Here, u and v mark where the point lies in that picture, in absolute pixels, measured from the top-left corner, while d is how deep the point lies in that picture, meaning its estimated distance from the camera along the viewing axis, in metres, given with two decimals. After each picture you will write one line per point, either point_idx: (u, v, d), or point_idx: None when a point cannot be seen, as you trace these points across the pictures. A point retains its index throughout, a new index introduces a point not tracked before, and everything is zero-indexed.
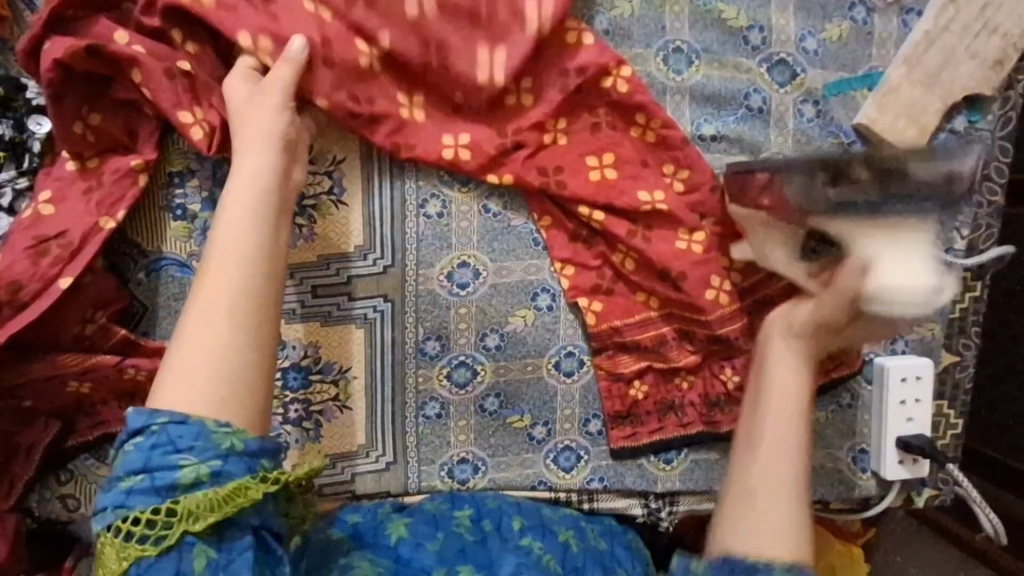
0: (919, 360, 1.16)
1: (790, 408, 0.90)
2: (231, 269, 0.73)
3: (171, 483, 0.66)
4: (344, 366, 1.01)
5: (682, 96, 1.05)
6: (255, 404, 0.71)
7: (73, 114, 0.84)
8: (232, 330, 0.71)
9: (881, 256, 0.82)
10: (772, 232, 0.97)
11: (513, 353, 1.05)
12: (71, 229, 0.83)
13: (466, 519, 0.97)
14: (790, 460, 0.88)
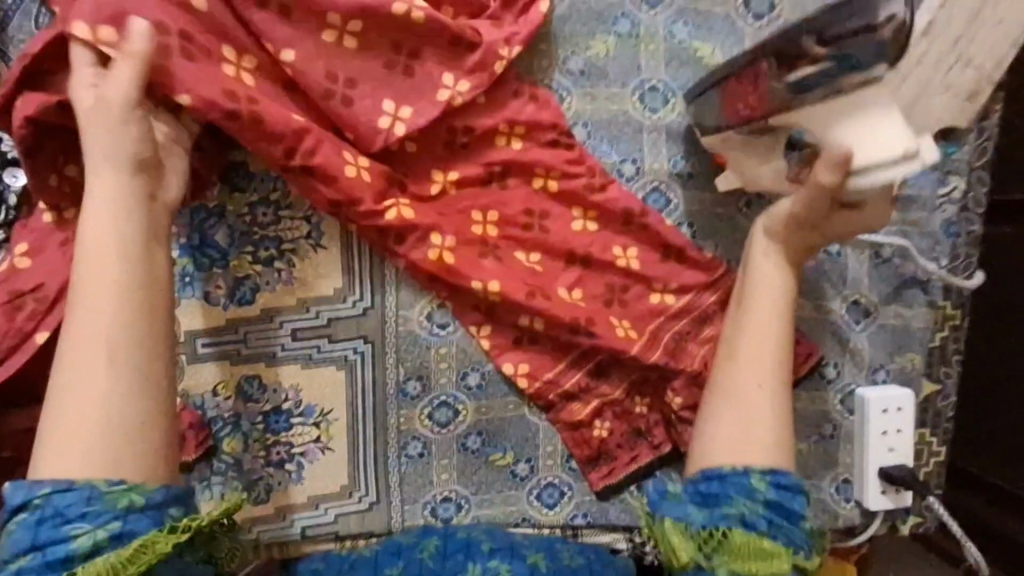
0: (900, 391, 1.16)
1: (770, 315, 0.92)
2: (100, 320, 0.72)
3: (65, 556, 0.68)
4: (325, 408, 1.01)
5: (658, 134, 1.06)
6: (158, 445, 0.73)
7: (49, 166, 0.83)
8: (112, 387, 0.71)
9: (848, 130, 0.80)
10: (749, 149, 0.96)
11: (494, 393, 1.05)
12: (47, 282, 0.83)
13: (432, 548, 0.95)
14: (770, 366, 0.91)
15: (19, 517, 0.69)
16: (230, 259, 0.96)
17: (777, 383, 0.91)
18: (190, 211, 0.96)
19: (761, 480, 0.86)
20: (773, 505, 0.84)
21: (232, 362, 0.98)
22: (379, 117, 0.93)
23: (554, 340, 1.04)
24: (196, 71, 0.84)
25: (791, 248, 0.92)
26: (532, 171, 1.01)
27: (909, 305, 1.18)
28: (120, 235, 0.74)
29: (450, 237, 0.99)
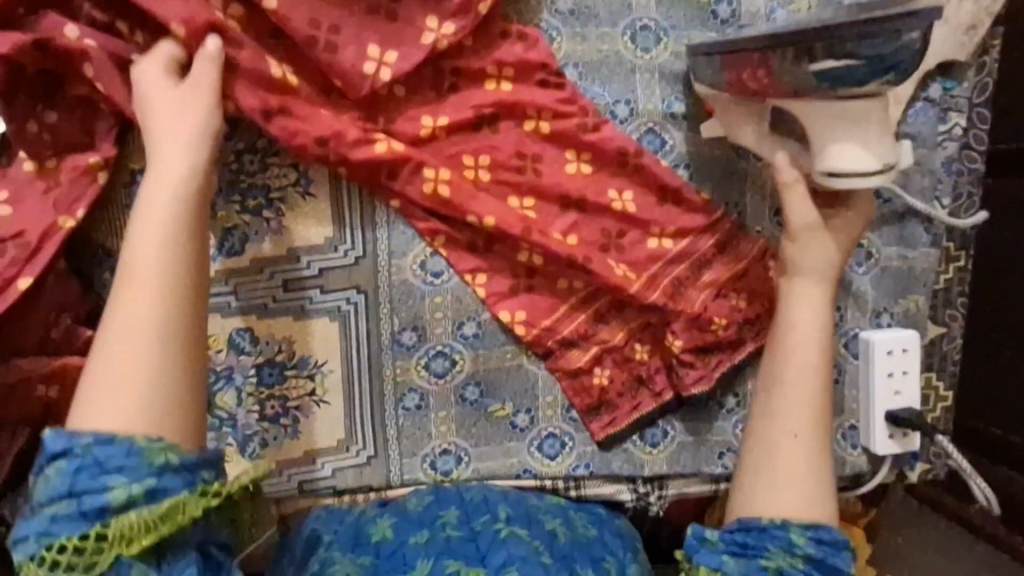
0: (906, 333, 1.14)
1: (807, 361, 0.88)
2: (144, 295, 0.72)
3: (99, 507, 0.66)
4: (320, 360, 0.99)
5: (651, 74, 1.03)
6: (192, 421, 0.72)
7: (27, 113, 0.82)
8: (162, 349, 0.72)
9: (837, 133, 0.78)
10: (742, 106, 0.95)
11: (494, 342, 1.03)
12: (28, 230, 0.81)
13: (452, 518, 0.94)
14: (811, 414, 0.88)
15: (55, 466, 0.67)
16: (217, 210, 0.95)
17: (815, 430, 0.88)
18: None
19: (802, 538, 0.83)
20: (814, 561, 0.82)
21: (224, 315, 0.97)
22: (365, 64, 0.91)
23: (551, 285, 1.03)
24: (184, 21, 0.83)
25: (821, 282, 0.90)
26: (521, 115, 0.99)
27: (912, 246, 1.15)
28: (180, 200, 0.76)
29: (443, 171, 0.97)
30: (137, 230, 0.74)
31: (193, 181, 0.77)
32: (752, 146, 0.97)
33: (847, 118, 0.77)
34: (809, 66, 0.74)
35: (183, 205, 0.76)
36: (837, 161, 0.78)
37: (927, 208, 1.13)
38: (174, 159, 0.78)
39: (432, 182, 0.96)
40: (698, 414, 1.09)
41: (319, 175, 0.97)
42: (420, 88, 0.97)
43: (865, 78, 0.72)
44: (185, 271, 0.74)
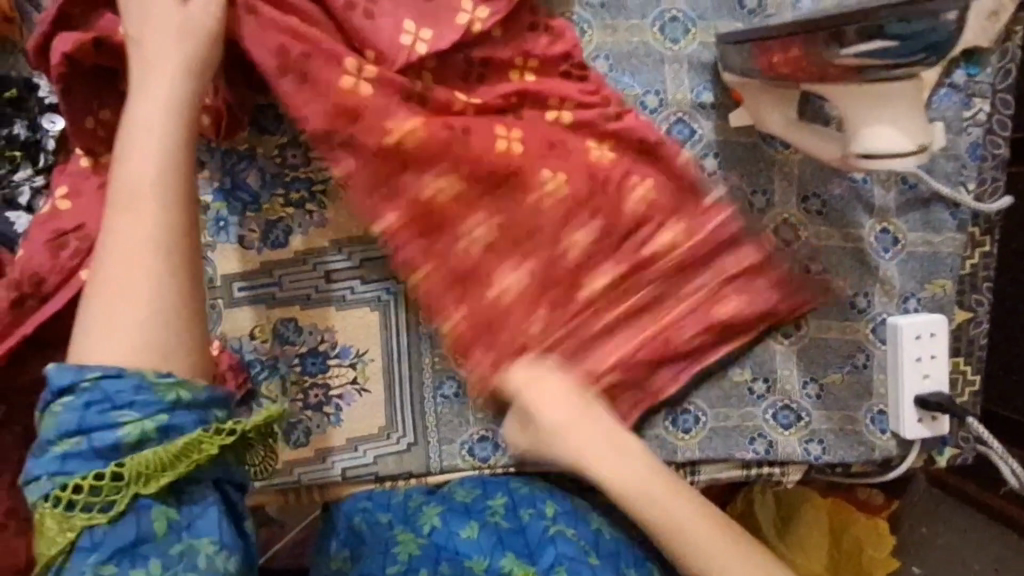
0: (933, 317, 1.15)
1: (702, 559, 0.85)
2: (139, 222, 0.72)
3: (112, 443, 0.64)
4: (361, 349, 1.02)
5: (679, 65, 1.06)
6: (195, 344, 0.71)
7: (85, 109, 0.85)
8: (163, 277, 0.70)
9: (872, 114, 0.79)
10: (768, 93, 0.98)
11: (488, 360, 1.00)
12: (88, 222, 0.83)
13: (500, 508, 0.96)
14: (687, 528, 0.85)
15: (61, 402, 0.64)
16: (261, 202, 0.98)
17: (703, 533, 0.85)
18: (221, 153, 0.98)
19: None
20: None
21: (268, 305, 0.99)
22: (401, 37, 0.94)
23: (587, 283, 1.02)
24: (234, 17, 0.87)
25: (584, 417, 0.92)
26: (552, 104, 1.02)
27: (937, 231, 1.16)
28: (174, 129, 0.76)
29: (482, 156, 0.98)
30: (129, 162, 0.74)
31: (183, 115, 0.78)
32: (780, 133, 0.98)
33: (876, 99, 0.79)
34: (840, 50, 0.76)
35: (175, 140, 0.76)
36: (866, 142, 0.81)
37: (953, 191, 1.13)
38: (165, 90, 0.78)
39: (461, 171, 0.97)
40: (727, 396, 1.15)
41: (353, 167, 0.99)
42: (452, 81, 0.99)
43: (903, 55, 0.73)
44: (173, 198, 0.73)
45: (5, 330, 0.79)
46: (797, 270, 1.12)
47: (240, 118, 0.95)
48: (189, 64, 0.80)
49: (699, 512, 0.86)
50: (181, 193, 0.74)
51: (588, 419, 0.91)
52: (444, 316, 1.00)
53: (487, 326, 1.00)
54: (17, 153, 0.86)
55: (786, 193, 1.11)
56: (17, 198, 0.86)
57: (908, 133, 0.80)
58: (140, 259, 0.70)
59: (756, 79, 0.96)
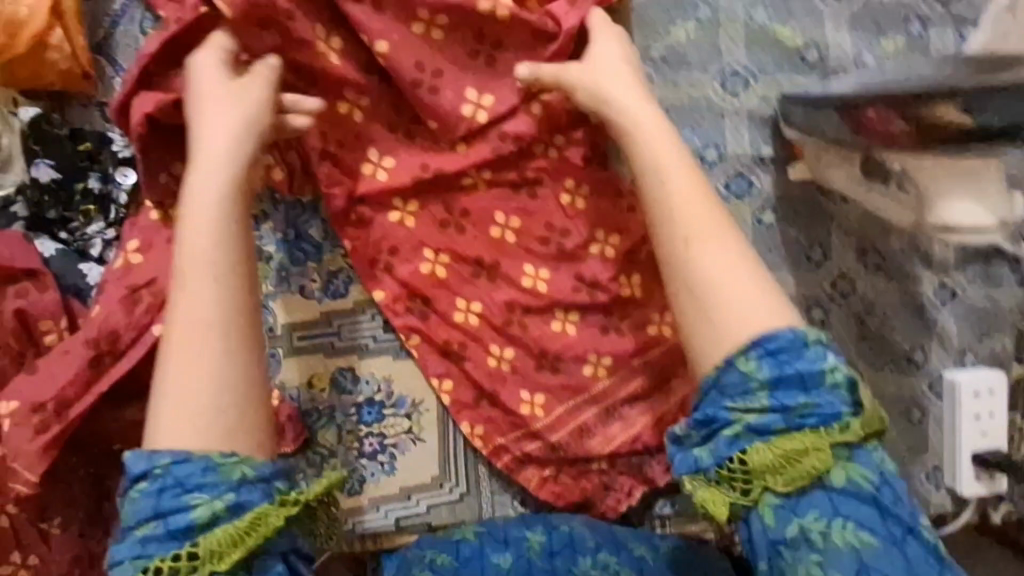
0: (991, 373, 1.12)
1: (682, 185, 0.79)
2: (199, 299, 0.71)
3: (186, 526, 0.65)
4: (417, 400, 1.02)
5: (740, 119, 1.05)
6: (258, 419, 0.70)
7: (159, 165, 0.86)
8: (226, 355, 0.70)
9: (951, 187, 0.80)
10: (828, 155, 0.98)
11: (525, 410, 0.98)
12: (161, 276, 0.84)
13: (536, 542, 0.95)
14: (675, 199, 0.78)
15: (138, 488, 0.65)
16: (323, 253, 0.99)
17: (700, 207, 0.77)
18: (286, 205, 0.99)
19: (750, 363, 0.69)
20: (773, 385, 0.68)
21: (327, 355, 1.00)
22: (462, 106, 0.96)
23: (644, 332, 1.00)
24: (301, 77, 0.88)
25: (615, 77, 0.87)
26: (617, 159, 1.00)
27: (998, 285, 1.14)
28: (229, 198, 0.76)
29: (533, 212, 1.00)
30: (190, 233, 0.73)
31: (240, 180, 0.77)
32: (845, 192, 0.98)
33: (960, 174, 0.79)
34: (914, 124, 0.76)
35: (227, 204, 0.75)
36: (949, 215, 0.80)
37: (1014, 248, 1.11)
38: (221, 161, 0.77)
39: (526, 222, 1.00)
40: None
41: (411, 219, 0.98)
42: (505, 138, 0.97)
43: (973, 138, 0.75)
44: (233, 272, 0.73)
45: (81, 387, 0.80)
46: None
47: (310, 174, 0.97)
48: (246, 134, 0.79)
49: (738, 267, 0.75)
50: (241, 265, 0.74)
51: (622, 63, 0.88)
52: (499, 362, 0.99)
53: (546, 375, 0.99)
54: (91, 206, 0.87)
55: (845, 248, 1.12)
56: (89, 250, 0.87)
57: (989, 208, 0.81)
58: (203, 338, 0.70)
59: (820, 142, 0.96)
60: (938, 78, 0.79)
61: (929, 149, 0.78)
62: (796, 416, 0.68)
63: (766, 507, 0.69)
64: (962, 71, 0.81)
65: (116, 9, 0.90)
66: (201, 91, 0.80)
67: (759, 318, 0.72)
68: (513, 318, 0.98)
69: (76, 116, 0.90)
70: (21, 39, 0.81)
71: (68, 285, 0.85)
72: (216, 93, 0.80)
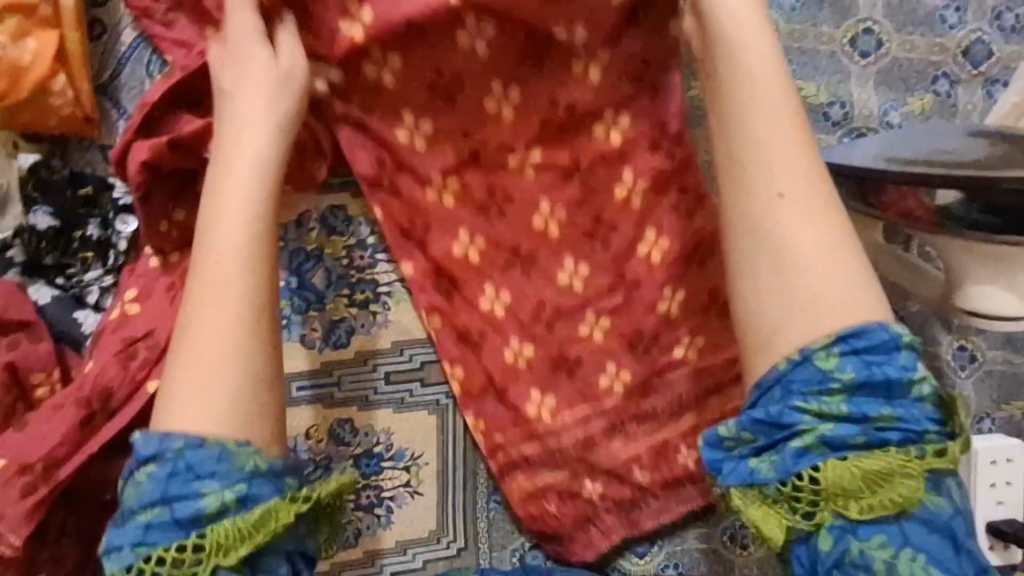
0: (1010, 442, 1.09)
1: (783, 138, 0.71)
2: (226, 282, 0.70)
3: (194, 514, 0.63)
4: (416, 452, 0.99)
5: None
6: (273, 412, 0.70)
7: (160, 212, 0.84)
8: (250, 341, 0.70)
9: (977, 273, 0.75)
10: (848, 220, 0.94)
11: (533, 412, 0.93)
12: (158, 329, 0.82)
13: None
14: (775, 152, 0.70)
15: (147, 469, 0.65)
16: (326, 301, 0.96)
17: (798, 171, 0.70)
18: (289, 251, 0.95)
19: (829, 353, 0.64)
20: (854, 388, 0.63)
21: (326, 405, 0.97)
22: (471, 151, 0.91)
23: (664, 356, 0.94)
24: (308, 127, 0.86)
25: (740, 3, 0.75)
26: (642, 203, 0.93)
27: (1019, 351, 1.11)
28: (261, 182, 0.75)
29: None
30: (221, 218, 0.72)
31: (272, 168, 0.76)
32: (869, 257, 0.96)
33: (987, 261, 0.73)
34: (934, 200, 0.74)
35: (262, 189, 0.74)
36: (976, 301, 0.76)
37: None
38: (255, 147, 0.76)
39: (530, 279, 0.93)
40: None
41: (449, 198, 0.93)
42: None
43: (1005, 224, 0.72)
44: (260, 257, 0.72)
45: (73, 445, 0.79)
46: None
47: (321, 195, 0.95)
48: (280, 127, 0.78)
49: (833, 248, 0.68)
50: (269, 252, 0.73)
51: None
52: (517, 358, 0.93)
53: (561, 378, 0.93)
54: (89, 253, 0.86)
55: None
56: (85, 297, 0.86)
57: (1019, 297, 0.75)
58: (227, 323, 0.69)
59: None
60: (966, 159, 0.76)
61: (954, 233, 0.73)
62: (877, 427, 0.64)
63: (826, 532, 0.64)
64: (991, 153, 0.77)
65: (122, 50, 0.88)
66: (238, 77, 0.79)
67: (854, 309, 0.66)
68: (513, 381, 0.93)
69: (77, 159, 0.88)
70: (23, 85, 0.79)
71: (59, 333, 0.84)
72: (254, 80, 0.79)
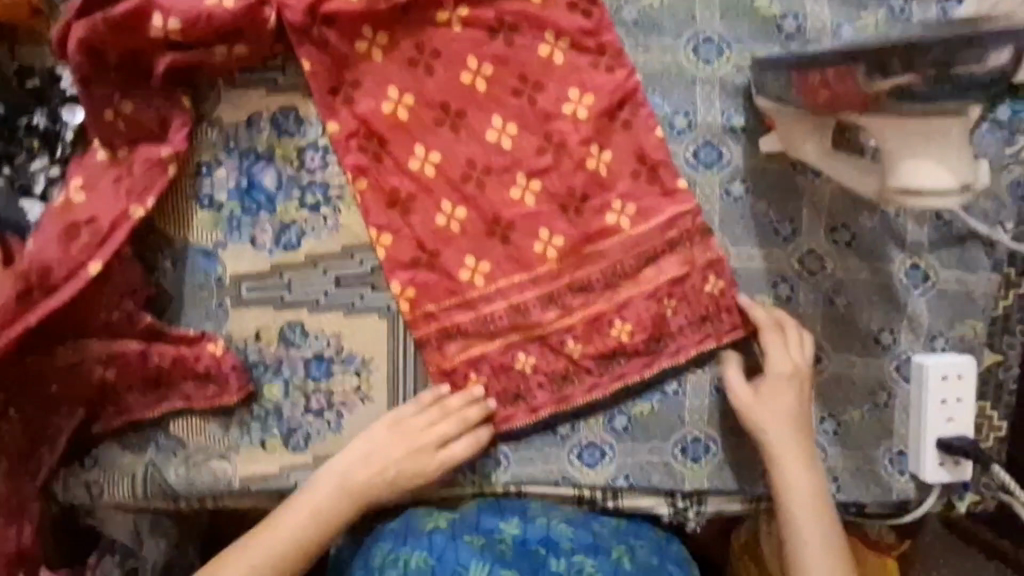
0: (962, 358, 1.10)
1: (786, 441, 0.97)
2: (329, 488, 0.93)
3: None
4: (366, 358, 1.00)
5: (711, 87, 1.03)
6: None
7: (104, 100, 0.87)
8: (303, 529, 0.91)
9: (913, 147, 0.75)
10: (804, 124, 0.93)
11: (466, 275, 0.99)
12: (100, 216, 0.85)
13: (509, 537, 0.99)
14: (783, 458, 0.97)
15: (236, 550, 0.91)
16: (276, 204, 0.96)
17: (810, 491, 0.96)
18: (239, 152, 0.96)
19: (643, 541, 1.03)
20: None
21: (277, 308, 0.98)
22: (416, 58, 0.97)
23: (596, 222, 1.00)
24: (253, 18, 0.90)
25: (778, 420, 0.97)
26: (575, 93, 0.99)
27: (971, 269, 1.10)
28: (380, 460, 0.94)
29: (483, 170, 0.98)
30: (349, 458, 0.95)
31: (354, 488, 0.94)
32: (814, 162, 0.94)
33: (920, 135, 0.73)
34: (881, 81, 0.72)
35: (341, 500, 0.93)
36: (910, 178, 0.75)
37: (989, 230, 1.08)
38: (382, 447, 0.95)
39: (468, 162, 0.98)
40: None
41: (378, 53, 0.96)
42: (473, 48, 0.98)
43: (944, 96, 0.70)
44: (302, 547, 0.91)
45: (9, 319, 0.81)
46: (819, 302, 1.09)
47: (274, 92, 0.96)
48: (416, 451, 0.95)
49: (817, 504, 0.95)
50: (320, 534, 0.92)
51: (790, 372, 0.99)
52: (449, 221, 0.98)
53: (494, 243, 0.99)
54: (36, 142, 0.87)
55: (814, 224, 1.07)
56: (32, 187, 0.87)
57: (953, 170, 0.74)
58: (308, 524, 0.92)
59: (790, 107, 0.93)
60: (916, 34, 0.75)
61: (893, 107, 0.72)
62: None
63: None
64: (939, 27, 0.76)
65: None
66: (391, 420, 0.97)
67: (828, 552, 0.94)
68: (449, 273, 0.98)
69: (25, 51, 0.90)
70: None
71: (5, 220, 0.85)
72: (399, 424, 0.96)
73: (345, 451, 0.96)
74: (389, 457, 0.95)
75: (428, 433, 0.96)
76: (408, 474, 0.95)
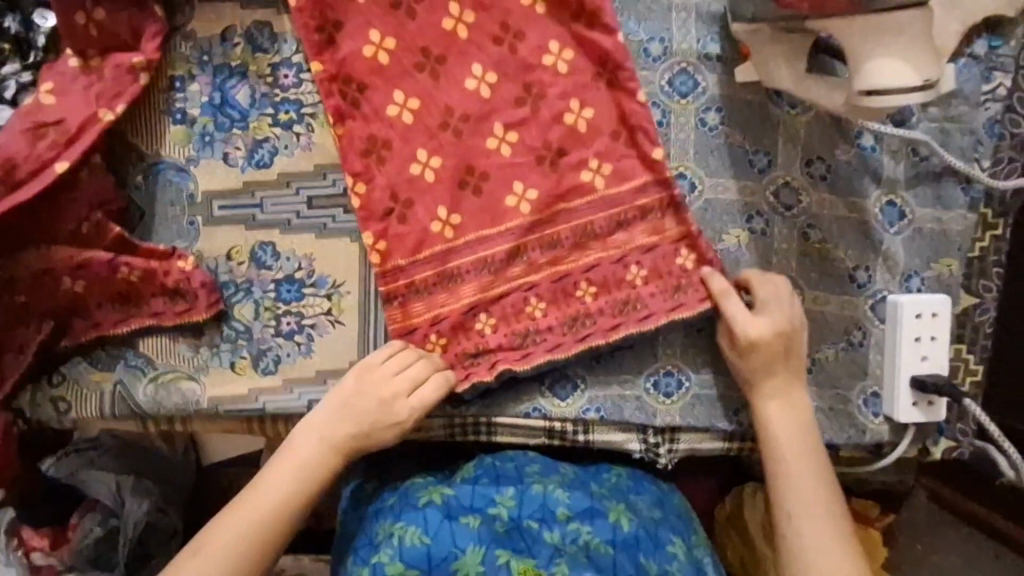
0: (935, 297, 1.09)
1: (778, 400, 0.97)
2: (311, 442, 0.92)
3: None
4: (338, 281, 0.99)
5: (687, 14, 1.05)
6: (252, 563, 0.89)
7: (76, 5, 0.88)
8: (288, 485, 0.91)
9: (878, 45, 0.76)
10: (776, 47, 0.94)
11: (437, 227, 0.98)
12: (69, 118, 0.88)
13: (507, 506, 0.96)
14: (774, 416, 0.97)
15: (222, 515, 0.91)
16: (249, 120, 0.96)
17: (804, 451, 0.95)
18: (213, 67, 0.96)
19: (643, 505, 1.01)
20: None
21: (248, 228, 0.98)
22: None
23: (572, 178, 0.99)
24: None
25: (769, 375, 0.97)
26: (549, 15, 1.00)
27: (947, 207, 1.10)
28: (357, 410, 0.93)
29: (455, 92, 0.98)
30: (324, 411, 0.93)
31: (334, 441, 0.92)
32: (789, 88, 0.95)
33: (881, 31, 0.75)
34: None
35: (324, 453, 0.92)
36: (875, 76, 0.77)
37: (965, 165, 1.07)
38: (357, 398, 0.93)
39: (441, 82, 0.98)
40: None
41: None
42: None
43: None
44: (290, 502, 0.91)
45: None
46: (793, 236, 1.09)
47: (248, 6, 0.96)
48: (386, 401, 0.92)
49: (812, 466, 0.95)
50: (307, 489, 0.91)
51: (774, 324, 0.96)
52: (425, 172, 0.98)
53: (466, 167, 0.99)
54: (8, 47, 0.90)
55: (790, 157, 1.07)
56: (3, 92, 0.89)
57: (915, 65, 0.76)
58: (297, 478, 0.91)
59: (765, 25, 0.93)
60: None
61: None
62: None
63: None
64: None
65: None
66: (364, 372, 0.94)
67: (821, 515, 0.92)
68: (417, 193, 0.97)
69: None
70: None
71: None
72: (370, 373, 0.93)
73: (325, 403, 0.94)
74: (364, 411, 0.93)
75: (395, 380, 0.93)
76: (380, 424, 0.93)
